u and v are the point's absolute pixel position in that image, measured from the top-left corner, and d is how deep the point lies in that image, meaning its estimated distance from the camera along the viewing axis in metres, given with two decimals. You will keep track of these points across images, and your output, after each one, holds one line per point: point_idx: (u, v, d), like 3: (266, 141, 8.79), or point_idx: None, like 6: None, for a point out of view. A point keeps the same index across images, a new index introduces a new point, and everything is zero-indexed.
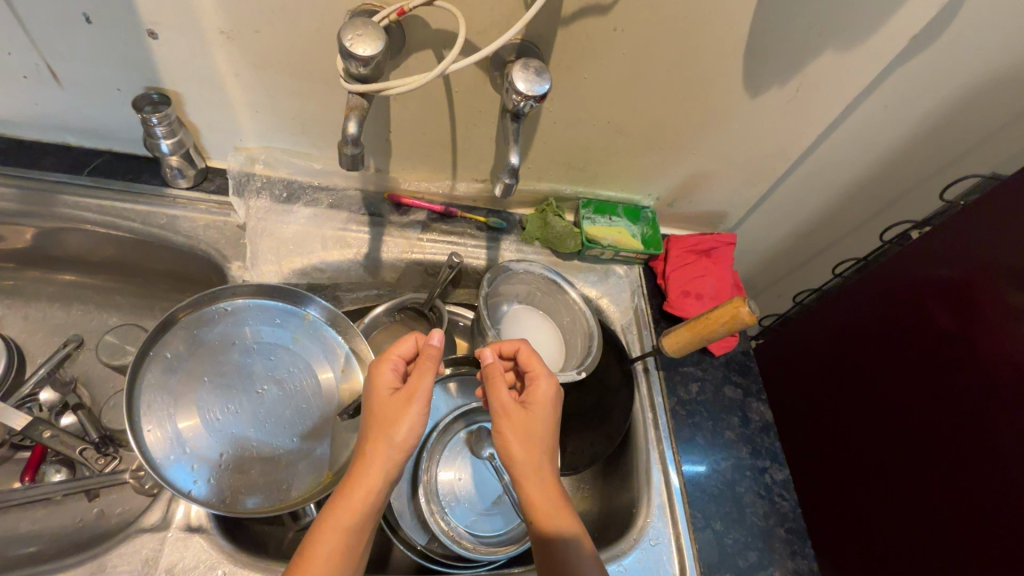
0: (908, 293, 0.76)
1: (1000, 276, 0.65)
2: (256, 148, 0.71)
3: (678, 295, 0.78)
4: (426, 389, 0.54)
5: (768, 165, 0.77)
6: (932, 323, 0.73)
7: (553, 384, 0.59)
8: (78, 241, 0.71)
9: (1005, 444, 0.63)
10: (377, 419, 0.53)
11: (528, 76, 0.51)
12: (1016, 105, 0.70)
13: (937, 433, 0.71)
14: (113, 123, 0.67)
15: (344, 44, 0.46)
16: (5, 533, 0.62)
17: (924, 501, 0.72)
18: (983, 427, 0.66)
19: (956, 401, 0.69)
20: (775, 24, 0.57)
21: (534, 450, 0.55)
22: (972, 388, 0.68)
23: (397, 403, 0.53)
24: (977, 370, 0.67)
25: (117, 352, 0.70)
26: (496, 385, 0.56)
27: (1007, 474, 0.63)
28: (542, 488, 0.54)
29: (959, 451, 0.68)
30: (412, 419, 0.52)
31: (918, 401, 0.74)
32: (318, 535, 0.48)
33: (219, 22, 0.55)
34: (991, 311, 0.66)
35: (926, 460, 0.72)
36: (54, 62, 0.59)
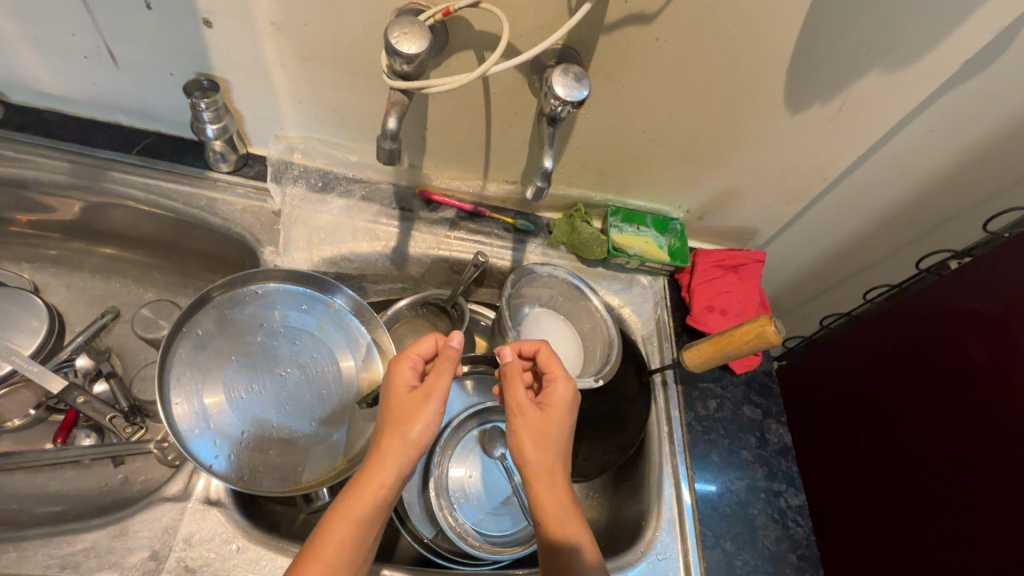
0: (944, 323, 0.74)
1: None
2: (296, 138, 0.73)
3: (702, 309, 0.77)
4: (443, 387, 0.54)
5: (803, 184, 0.76)
6: (967, 356, 0.71)
7: (569, 386, 0.59)
8: (123, 216, 0.74)
9: None
10: (393, 415, 0.54)
11: (567, 81, 0.52)
12: None
13: (964, 469, 0.69)
14: (163, 105, 0.70)
15: (390, 41, 0.47)
16: (37, 491, 0.65)
17: (945, 541, 0.69)
18: (1015, 467, 0.63)
19: (986, 438, 0.67)
20: (823, 40, 0.56)
21: (547, 451, 0.55)
22: (1006, 426, 0.65)
23: (414, 399, 0.54)
24: (1011, 407, 0.64)
25: (151, 326, 0.72)
26: (512, 385, 0.57)
27: None
28: (552, 490, 0.54)
29: (987, 490, 0.66)
30: (428, 416, 0.53)
31: (947, 436, 0.71)
32: (329, 523, 0.49)
33: (271, 14, 0.57)
34: None
35: (952, 498, 0.70)
36: (113, 44, 0.62)
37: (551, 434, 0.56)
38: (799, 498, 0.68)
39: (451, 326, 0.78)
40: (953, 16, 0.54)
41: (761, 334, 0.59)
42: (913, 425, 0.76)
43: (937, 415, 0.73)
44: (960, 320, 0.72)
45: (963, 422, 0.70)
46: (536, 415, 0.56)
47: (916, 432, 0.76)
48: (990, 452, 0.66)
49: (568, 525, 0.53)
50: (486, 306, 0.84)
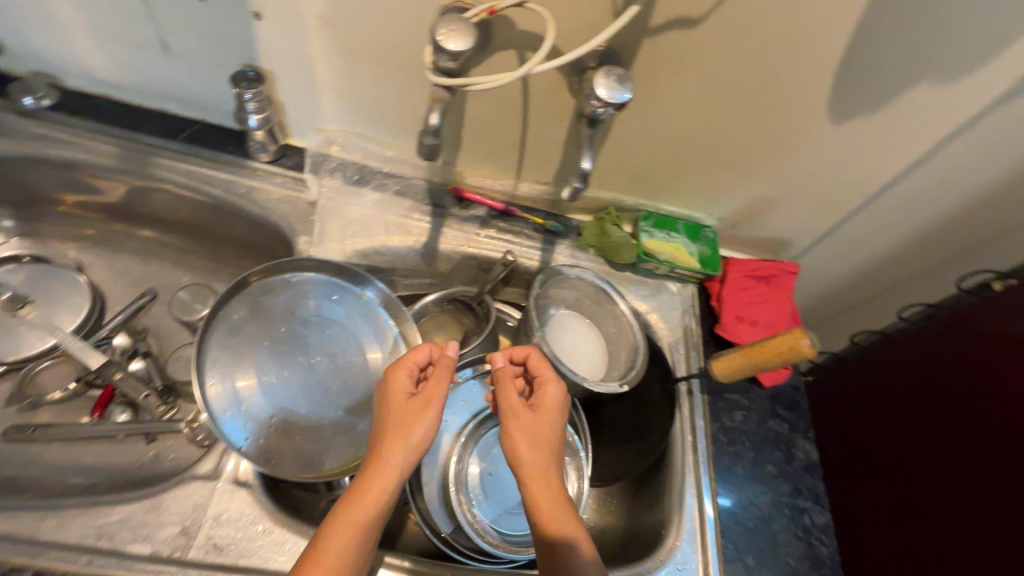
0: (986, 344, 0.71)
1: None
2: (335, 131, 0.74)
3: (731, 319, 0.76)
4: (440, 389, 0.56)
5: (843, 196, 0.74)
6: (1008, 381, 0.67)
7: (561, 390, 0.60)
8: (165, 200, 0.76)
9: None
10: (391, 421, 0.55)
11: (610, 83, 0.51)
12: None
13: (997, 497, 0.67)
14: (209, 94, 0.72)
15: (437, 38, 0.48)
16: (74, 462, 0.67)
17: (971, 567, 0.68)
18: None
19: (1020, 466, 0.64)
20: (872, 50, 0.55)
21: (541, 454, 0.56)
22: None
23: (414, 403, 0.55)
24: None
25: (187, 309, 0.74)
26: (504, 390, 0.58)
27: None
28: (551, 494, 0.54)
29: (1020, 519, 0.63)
30: (427, 422, 0.55)
31: (982, 462, 0.69)
32: (329, 525, 0.49)
33: (319, 9, 0.58)
34: None
35: (982, 525, 0.68)
36: (166, 34, 0.64)
37: (543, 438, 0.57)
38: (824, 516, 0.67)
39: (476, 324, 0.79)
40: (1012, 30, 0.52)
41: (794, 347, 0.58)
42: (945, 449, 0.74)
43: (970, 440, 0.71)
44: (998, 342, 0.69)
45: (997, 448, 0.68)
46: (527, 418, 0.57)
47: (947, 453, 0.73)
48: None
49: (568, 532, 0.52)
50: (511, 305, 0.84)
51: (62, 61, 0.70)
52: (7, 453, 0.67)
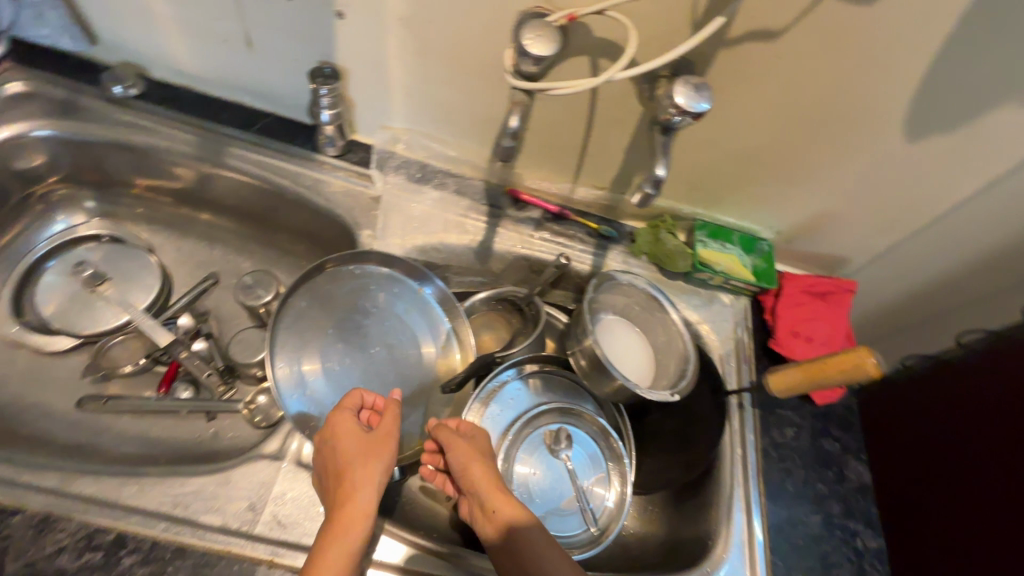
0: None
1: None
2: (401, 129, 0.76)
3: (786, 334, 0.75)
4: (391, 426, 0.57)
5: (909, 215, 0.73)
6: None
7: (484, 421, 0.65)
8: (235, 189, 0.79)
9: None
10: (353, 459, 0.53)
11: (688, 91, 0.52)
12: None
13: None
14: (284, 89, 0.75)
15: (522, 42, 0.49)
16: (140, 435, 0.70)
17: None
18: None
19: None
20: (958, 68, 0.54)
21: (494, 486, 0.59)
22: None
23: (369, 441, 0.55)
24: None
25: (251, 293, 0.77)
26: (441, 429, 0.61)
27: None
28: (521, 517, 0.58)
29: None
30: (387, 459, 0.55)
31: None
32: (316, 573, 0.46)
33: (400, 9, 0.60)
34: None
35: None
36: (251, 30, 0.67)
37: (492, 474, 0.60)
38: (878, 540, 0.65)
39: (525, 325, 0.79)
40: None
41: (859, 365, 0.56)
42: (1001, 485, 0.69)
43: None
44: None
45: None
46: (471, 457, 0.60)
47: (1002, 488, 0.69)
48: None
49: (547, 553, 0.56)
50: (559, 308, 0.85)
51: (151, 52, 0.74)
52: (80, 422, 0.70)
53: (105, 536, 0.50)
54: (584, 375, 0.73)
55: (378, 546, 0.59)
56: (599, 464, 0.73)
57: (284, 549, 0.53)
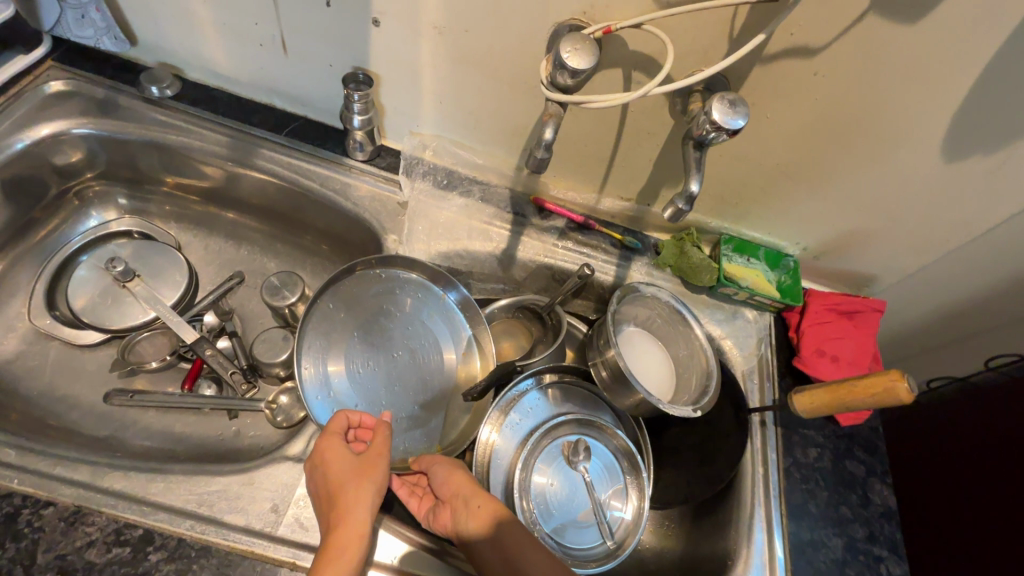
0: None
1: None
2: (429, 135, 0.76)
3: (811, 352, 0.74)
4: (382, 444, 0.55)
5: (941, 236, 0.71)
6: None
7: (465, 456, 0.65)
8: (263, 190, 0.80)
9: None
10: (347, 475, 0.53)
11: (724, 107, 0.51)
12: None
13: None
14: (316, 94, 0.75)
15: (560, 55, 0.49)
16: (164, 430, 0.71)
17: None
18: None
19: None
20: (1000, 90, 0.53)
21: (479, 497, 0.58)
22: None
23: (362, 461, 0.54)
24: None
25: (276, 293, 0.77)
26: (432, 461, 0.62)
27: None
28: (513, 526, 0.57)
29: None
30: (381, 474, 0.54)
31: None
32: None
33: (436, 18, 0.60)
34: None
35: None
36: (288, 35, 0.68)
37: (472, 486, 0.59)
38: (903, 567, 0.64)
39: (545, 334, 0.79)
40: None
41: (892, 390, 0.55)
42: None
43: None
44: None
45: None
46: (449, 474, 0.60)
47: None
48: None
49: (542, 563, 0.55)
50: (579, 318, 0.84)
51: (188, 55, 0.75)
52: (108, 415, 0.71)
53: (133, 531, 0.50)
54: (604, 386, 0.72)
55: (378, 545, 0.59)
56: (616, 477, 0.73)
57: (306, 551, 0.53)
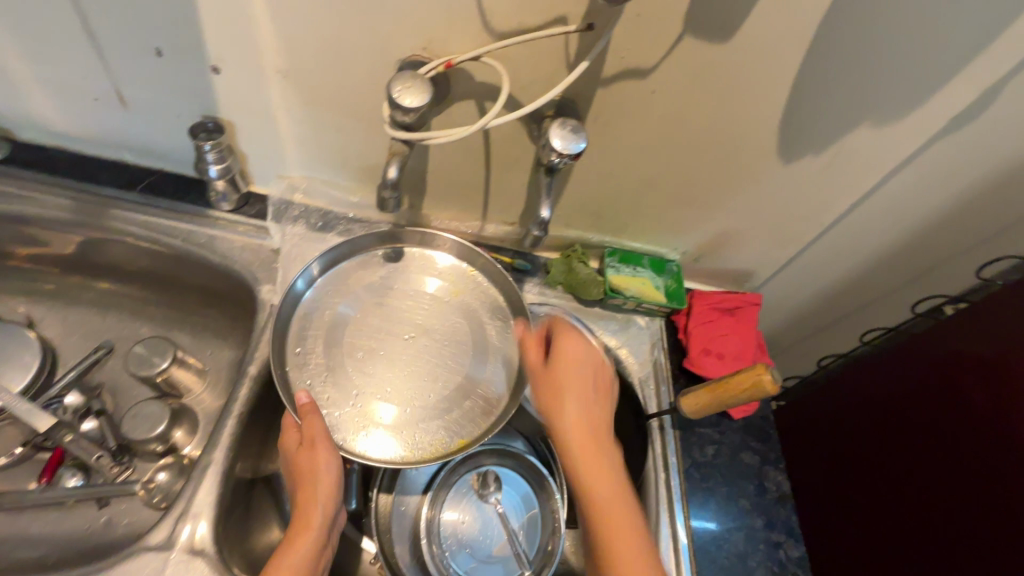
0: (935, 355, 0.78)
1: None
2: (299, 177, 0.74)
3: (699, 352, 0.77)
4: (318, 431, 0.57)
5: (798, 230, 0.77)
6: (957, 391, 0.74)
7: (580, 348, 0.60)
8: (120, 252, 0.74)
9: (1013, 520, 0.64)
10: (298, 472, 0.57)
11: (565, 133, 0.53)
12: None
13: (974, 507, 0.69)
14: (169, 145, 0.71)
15: (392, 95, 0.49)
16: (20, 533, 0.65)
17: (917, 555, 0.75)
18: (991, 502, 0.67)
19: (991, 478, 0.67)
20: (813, 95, 0.58)
21: (588, 408, 0.58)
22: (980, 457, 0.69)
23: (303, 464, 0.57)
24: (987, 443, 0.68)
25: (144, 363, 0.72)
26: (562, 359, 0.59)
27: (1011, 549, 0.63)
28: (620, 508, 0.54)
29: (991, 526, 0.66)
30: (325, 458, 0.56)
31: (929, 465, 0.75)
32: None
33: (277, 62, 0.58)
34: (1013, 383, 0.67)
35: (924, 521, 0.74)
36: (123, 87, 0.63)
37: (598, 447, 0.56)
38: (799, 550, 0.67)
39: None
40: (940, 76, 0.56)
41: (759, 383, 0.58)
42: (923, 467, 0.76)
43: (942, 457, 0.74)
44: (964, 360, 0.74)
45: (965, 460, 0.71)
46: (579, 420, 0.56)
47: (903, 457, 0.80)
48: (995, 491, 0.67)
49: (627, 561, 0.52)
50: None
51: (14, 114, 0.69)
52: None
53: None
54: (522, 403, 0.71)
55: None
56: (530, 503, 0.72)
57: None
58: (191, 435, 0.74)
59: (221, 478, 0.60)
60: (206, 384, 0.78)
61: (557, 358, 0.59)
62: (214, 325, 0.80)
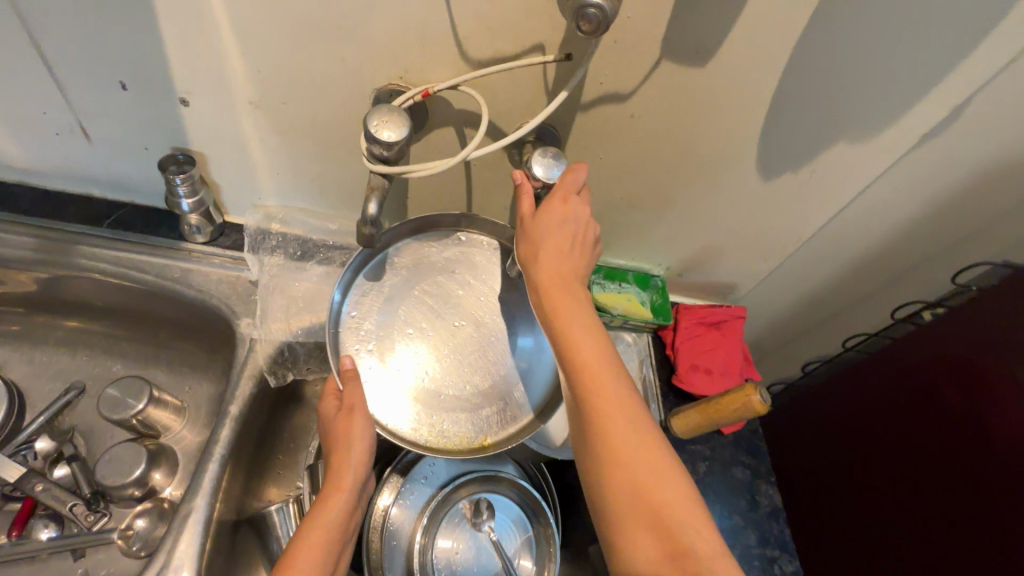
0: (916, 361, 0.79)
1: (1010, 355, 0.68)
2: (275, 207, 0.73)
3: (687, 368, 0.77)
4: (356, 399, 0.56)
5: (779, 242, 0.78)
6: (941, 398, 0.75)
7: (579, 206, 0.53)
8: (89, 289, 0.71)
9: (1006, 525, 0.65)
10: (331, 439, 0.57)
11: (546, 161, 0.53)
12: (1016, 195, 0.73)
13: (959, 505, 0.71)
14: (137, 178, 0.69)
15: (369, 129, 0.48)
16: None
17: (912, 558, 0.76)
18: (983, 506, 0.68)
19: (972, 477, 0.70)
20: (789, 115, 0.59)
21: (585, 308, 0.52)
22: (969, 462, 0.70)
23: (336, 434, 0.56)
24: (975, 449, 0.70)
25: (117, 405, 0.69)
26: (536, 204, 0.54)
27: (1007, 555, 0.65)
28: (617, 392, 0.47)
29: (983, 528, 0.68)
30: (360, 429, 0.56)
31: (918, 472, 0.76)
32: (296, 548, 0.52)
33: (249, 94, 0.57)
34: (998, 391, 0.68)
35: (916, 526, 0.76)
36: (86, 121, 0.61)
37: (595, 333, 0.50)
38: (793, 565, 0.68)
39: None
40: (912, 94, 0.57)
41: (747, 403, 0.60)
42: (906, 469, 0.78)
43: (925, 459, 0.76)
44: (937, 363, 0.76)
45: (947, 461, 0.73)
46: (566, 306, 0.51)
47: (892, 463, 0.81)
48: (978, 489, 0.69)
49: (635, 534, 0.43)
50: None
51: None
52: None
53: None
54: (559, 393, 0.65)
55: None
56: (524, 527, 0.71)
57: None
58: (171, 475, 0.71)
59: (203, 525, 0.58)
60: (186, 421, 0.76)
61: (543, 214, 0.52)
62: (192, 359, 0.78)
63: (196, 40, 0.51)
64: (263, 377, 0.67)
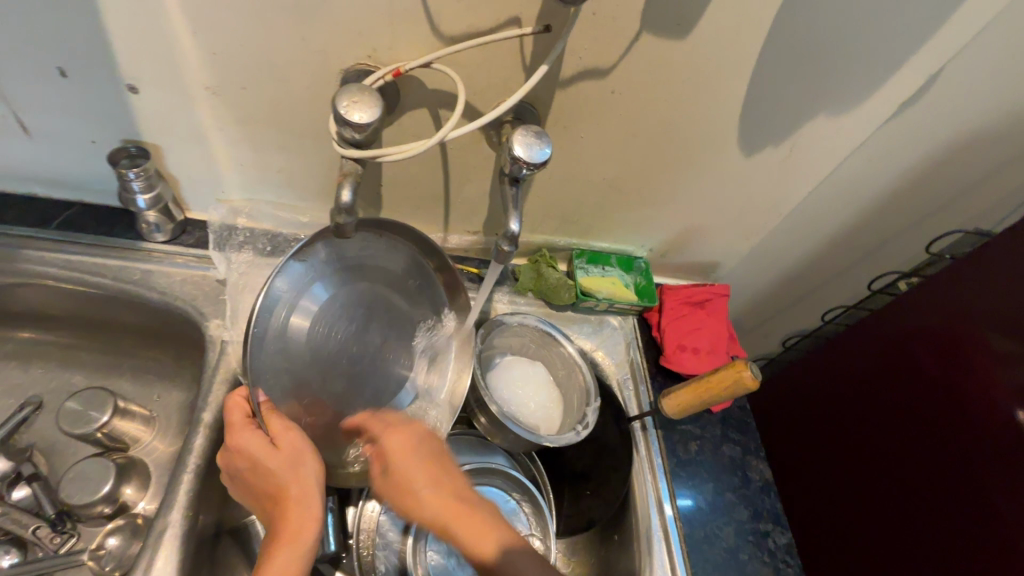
0: (900, 331, 0.80)
1: (986, 321, 0.69)
2: (240, 201, 0.68)
3: (674, 349, 0.77)
4: (294, 433, 0.50)
5: (761, 219, 0.78)
6: (922, 365, 0.76)
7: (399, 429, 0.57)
8: (41, 295, 0.66)
9: (995, 485, 0.66)
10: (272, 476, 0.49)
11: (528, 140, 0.49)
12: (982, 162, 0.75)
13: (944, 469, 0.71)
14: (85, 173, 0.64)
15: (339, 111, 0.45)
16: None
17: (895, 522, 0.77)
18: (969, 468, 0.69)
19: (955, 446, 0.71)
20: (772, 88, 0.58)
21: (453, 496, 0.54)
22: (954, 425, 0.71)
23: (280, 475, 0.49)
24: (958, 412, 0.71)
25: (79, 420, 0.64)
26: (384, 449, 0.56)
27: (996, 514, 0.65)
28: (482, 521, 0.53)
29: (970, 489, 0.69)
30: (309, 461, 0.50)
31: (903, 438, 0.77)
32: None
33: (204, 79, 0.53)
34: (979, 357, 0.69)
35: (901, 490, 0.77)
36: (24, 114, 0.56)
37: (449, 486, 0.55)
38: (786, 537, 0.70)
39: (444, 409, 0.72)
40: (890, 62, 0.57)
41: (738, 379, 0.60)
42: (893, 444, 0.79)
43: (908, 423, 0.77)
44: (920, 338, 0.77)
45: (932, 436, 0.73)
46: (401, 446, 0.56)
47: (874, 430, 0.82)
48: (965, 461, 0.69)
49: None
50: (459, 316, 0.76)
51: None
52: None
53: None
54: (487, 432, 0.68)
55: None
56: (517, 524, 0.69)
57: None
58: (143, 488, 0.67)
59: (182, 540, 0.55)
60: (156, 431, 0.71)
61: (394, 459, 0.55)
62: (158, 368, 0.73)
63: (142, 18, 0.47)
64: (237, 380, 0.64)
